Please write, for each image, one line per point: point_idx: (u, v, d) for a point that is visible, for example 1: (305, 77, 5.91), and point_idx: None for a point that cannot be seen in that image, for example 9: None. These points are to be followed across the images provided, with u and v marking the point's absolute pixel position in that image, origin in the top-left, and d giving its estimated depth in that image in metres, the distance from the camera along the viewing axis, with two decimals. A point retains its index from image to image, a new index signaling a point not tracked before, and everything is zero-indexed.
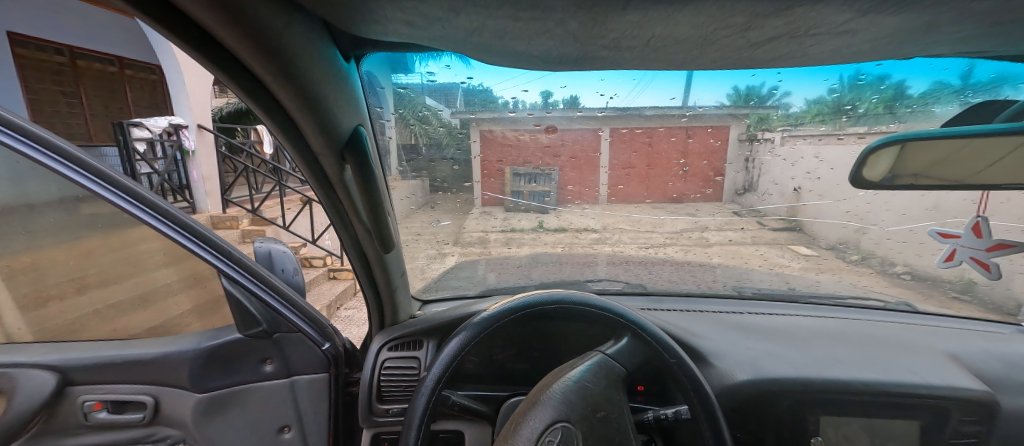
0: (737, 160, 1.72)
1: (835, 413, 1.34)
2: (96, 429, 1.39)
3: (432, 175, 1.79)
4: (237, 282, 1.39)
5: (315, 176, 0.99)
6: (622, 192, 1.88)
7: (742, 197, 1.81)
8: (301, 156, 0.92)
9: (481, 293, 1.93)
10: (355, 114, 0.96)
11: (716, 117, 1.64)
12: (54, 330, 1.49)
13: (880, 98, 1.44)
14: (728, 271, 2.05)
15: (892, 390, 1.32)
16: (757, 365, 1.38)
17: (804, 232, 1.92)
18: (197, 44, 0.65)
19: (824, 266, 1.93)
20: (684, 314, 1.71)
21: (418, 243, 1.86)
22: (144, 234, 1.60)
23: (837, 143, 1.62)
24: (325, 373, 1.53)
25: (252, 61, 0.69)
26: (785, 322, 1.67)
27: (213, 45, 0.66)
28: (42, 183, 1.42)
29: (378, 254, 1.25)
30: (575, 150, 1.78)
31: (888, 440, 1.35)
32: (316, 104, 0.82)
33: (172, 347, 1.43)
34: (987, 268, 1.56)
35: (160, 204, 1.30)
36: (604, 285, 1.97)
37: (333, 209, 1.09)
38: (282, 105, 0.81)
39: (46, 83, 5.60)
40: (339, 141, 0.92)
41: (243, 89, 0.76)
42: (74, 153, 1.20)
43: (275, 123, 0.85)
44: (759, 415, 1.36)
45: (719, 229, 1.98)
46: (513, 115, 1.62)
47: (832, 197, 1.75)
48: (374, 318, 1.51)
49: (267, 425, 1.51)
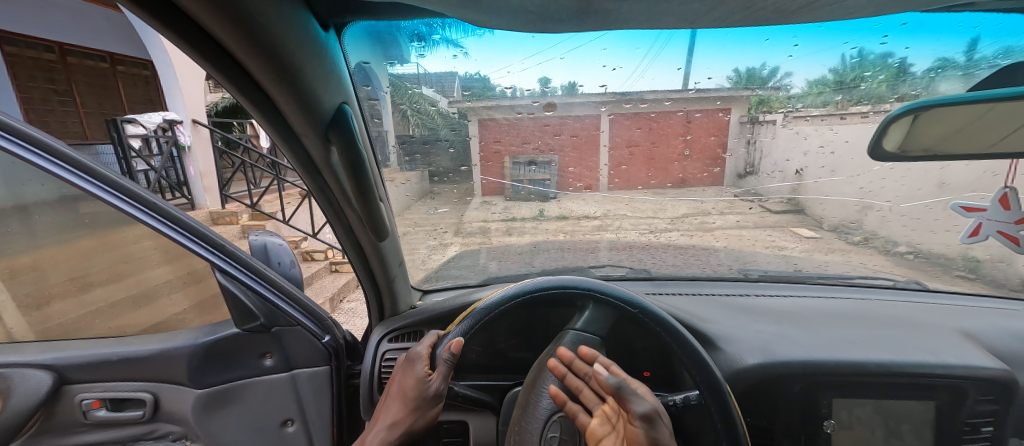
0: (740, 144, 1.68)
1: (848, 395, 1.31)
2: (97, 426, 1.37)
3: (427, 159, 1.70)
4: (232, 276, 1.35)
5: (300, 158, 0.94)
6: (625, 172, 1.83)
7: (743, 180, 1.79)
8: (282, 137, 0.87)
9: (482, 282, 1.89)
10: (341, 93, 0.89)
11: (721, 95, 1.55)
12: (50, 328, 1.46)
13: (884, 75, 1.38)
14: (736, 254, 1.99)
15: (908, 370, 1.28)
16: (767, 349, 1.35)
17: (809, 214, 1.86)
18: (145, 8, 0.57)
19: (825, 248, 1.90)
20: (690, 298, 1.67)
21: (417, 233, 1.82)
22: (135, 230, 1.56)
23: (841, 124, 1.56)
24: (326, 366, 1.51)
25: (213, 26, 0.60)
26: (797, 305, 1.63)
27: (165, 10, 0.57)
28: (29, 180, 1.38)
29: (374, 243, 1.21)
30: (576, 129, 1.70)
31: (902, 420, 1.32)
32: (294, 81, 0.75)
33: (169, 344, 1.40)
34: (1016, 241, 1.50)
35: (149, 199, 1.25)
36: (608, 270, 1.89)
37: (324, 196, 1.05)
38: (257, 80, 0.74)
39: (36, 81, 5.51)
40: (321, 120, 0.85)
41: (210, 62, 0.68)
42: (53, 144, 1.15)
43: (251, 101, 0.78)
44: (770, 398, 1.33)
45: (720, 212, 1.95)
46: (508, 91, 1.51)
47: (842, 174, 1.68)
48: (374, 310, 1.48)
49: (270, 419, 1.49)
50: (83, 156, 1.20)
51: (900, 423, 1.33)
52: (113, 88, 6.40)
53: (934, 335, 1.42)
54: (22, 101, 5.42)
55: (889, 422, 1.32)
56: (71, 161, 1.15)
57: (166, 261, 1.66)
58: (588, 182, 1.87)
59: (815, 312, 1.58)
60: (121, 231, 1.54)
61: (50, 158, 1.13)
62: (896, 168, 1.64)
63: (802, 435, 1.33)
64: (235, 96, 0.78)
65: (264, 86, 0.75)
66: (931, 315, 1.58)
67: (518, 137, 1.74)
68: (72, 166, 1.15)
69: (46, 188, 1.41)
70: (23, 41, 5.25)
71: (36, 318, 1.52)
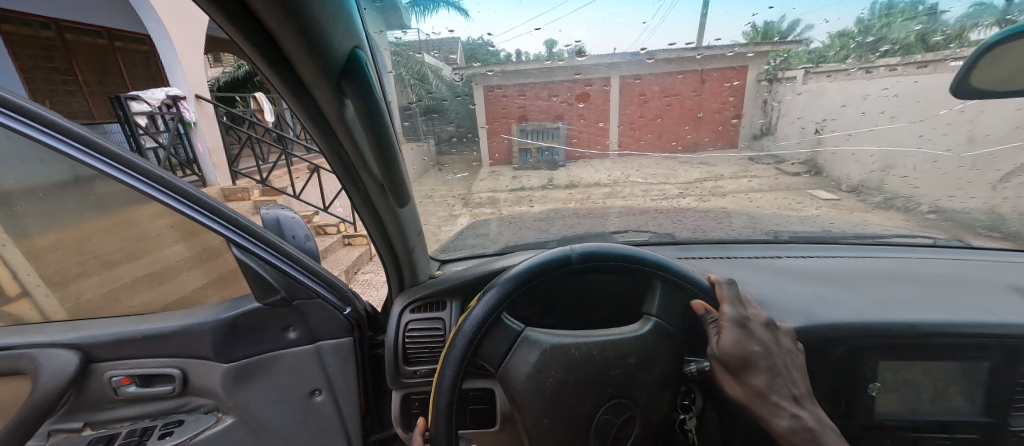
0: (756, 105, 1.61)
1: (892, 358, 1.25)
2: (129, 401, 1.39)
3: (444, 118, 1.60)
4: (249, 250, 1.32)
5: (309, 112, 0.85)
6: (659, 126, 1.75)
7: (759, 141, 1.69)
8: (290, 88, 0.78)
9: (500, 251, 1.81)
10: (354, 37, 0.78)
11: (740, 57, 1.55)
12: (74, 308, 1.46)
13: (916, 28, 1.31)
14: (762, 216, 1.90)
15: (964, 330, 1.22)
16: (807, 312, 1.29)
17: (829, 175, 1.79)
18: None
19: (860, 208, 1.77)
20: (719, 262, 1.61)
21: (433, 203, 1.75)
22: (143, 211, 1.51)
23: (866, 77, 1.48)
24: (350, 336, 1.52)
25: None
26: (829, 266, 1.58)
27: None
28: (30, 157, 1.32)
29: (390, 208, 1.15)
30: (598, 81, 1.68)
31: (949, 381, 1.28)
32: (298, 20, 0.62)
33: (192, 320, 1.39)
34: None
35: (156, 171, 1.19)
36: (632, 236, 1.79)
37: (333, 151, 0.97)
38: (258, 18, 0.61)
39: (36, 59, 5.45)
40: (335, 69, 0.75)
41: None
42: (51, 117, 1.07)
43: (250, 45, 0.67)
44: (810, 361, 1.28)
45: (735, 177, 1.87)
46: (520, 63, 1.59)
47: (903, 119, 1.53)
48: (394, 280, 1.45)
49: (299, 389, 1.50)
50: (85, 130, 1.12)
51: (946, 384, 1.28)
52: (113, 65, 6.26)
53: (984, 293, 1.37)
54: (26, 81, 5.34)
55: (937, 384, 1.28)
56: (69, 133, 1.08)
57: (180, 239, 1.62)
58: (605, 140, 1.84)
59: (853, 273, 1.52)
60: (132, 209, 1.49)
61: (45, 129, 1.06)
62: (963, 113, 1.48)
63: (841, 398, 1.29)
64: (230, 37, 0.66)
65: (270, 27, 0.63)
66: (975, 272, 1.51)
67: (543, 91, 1.72)
68: (74, 139, 1.08)
69: (48, 166, 1.35)
70: (17, 18, 5.10)
71: (63, 296, 1.52)
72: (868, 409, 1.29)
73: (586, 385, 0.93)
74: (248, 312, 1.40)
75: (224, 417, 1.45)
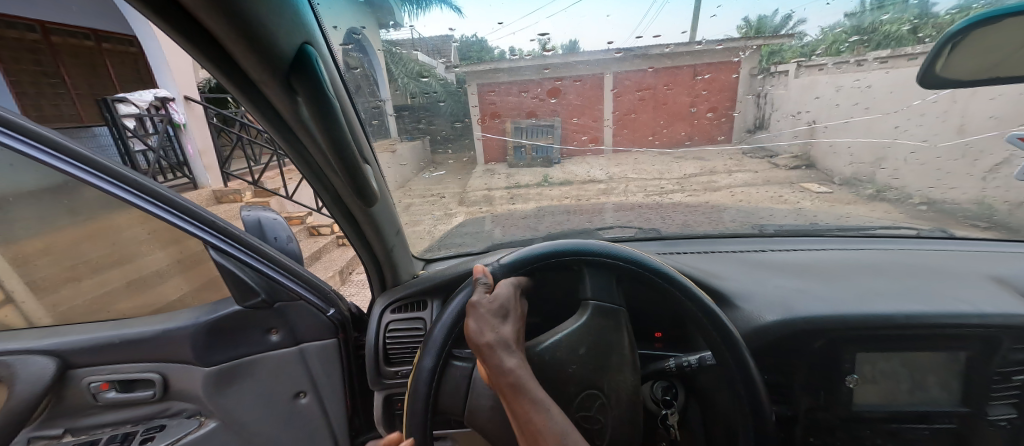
0: (751, 97, 1.67)
1: (873, 350, 1.26)
2: (109, 407, 1.38)
3: (415, 116, 1.52)
4: (224, 252, 1.30)
5: (263, 109, 0.83)
6: (632, 123, 1.83)
7: (753, 135, 1.75)
8: (237, 85, 0.76)
9: (486, 250, 1.74)
10: (304, 32, 0.77)
11: (729, 49, 1.59)
12: (52, 314, 1.44)
13: (906, 17, 1.32)
14: (750, 210, 1.90)
15: (944, 322, 1.23)
16: (787, 305, 1.30)
17: (820, 167, 1.85)
18: None
19: (842, 200, 1.79)
20: (702, 255, 1.62)
21: (417, 203, 1.72)
22: (122, 215, 1.48)
23: (858, 70, 1.52)
24: (332, 338, 1.50)
25: None
26: (812, 259, 1.59)
27: None
28: (4, 161, 1.30)
29: (362, 208, 1.14)
30: (577, 78, 1.71)
31: (928, 372, 1.28)
32: (238, 17, 0.61)
33: (171, 324, 1.38)
34: None
35: (125, 173, 1.17)
36: (616, 232, 1.78)
37: (293, 148, 0.95)
38: (194, 15, 0.60)
39: (22, 62, 5.38)
40: (282, 65, 0.73)
41: None
42: (13, 119, 1.05)
43: (189, 43, 0.65)
44: (791, 354, 1.28)
45: (730, 171, 1.91)
46: (513, 64, 1.60)
47: (877, 111, 1.59)
48: (374, 280, 1.44)
49: (282, 392, 1.49)
50: (51, 131, 1.10)
51: (926, 375, 1.28)
52: (100, 67, 6.16)
53: (965, 283, 1.38)
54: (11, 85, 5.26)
55: (914, 374, 1.28)
56: (31, 134, 1.06)
57: (162, 242, 1.59)
58: (597, 138, 1.87)
59: (836, 265, 1.53)
60: (110, 213, 1.47)
61: (7, 131, 1.03)
62: (940, 102, 1.53)
63: (822, 390, 1.30)
64: (171, 36, 0.65)
65: (203, 24, 0.61)
66: (958, 262, 1.51)
67: (515, 87, 1.68)
68: (38, 142, 1.06)
69: (22, 170, 1.32)
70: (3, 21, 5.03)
71: (40, 302, 1.49)
72: (849, 400, 1.30)
73: (593, 372, 0.90)
74: (226, 315, 1.38)
75: (206, 421, 1.43)
